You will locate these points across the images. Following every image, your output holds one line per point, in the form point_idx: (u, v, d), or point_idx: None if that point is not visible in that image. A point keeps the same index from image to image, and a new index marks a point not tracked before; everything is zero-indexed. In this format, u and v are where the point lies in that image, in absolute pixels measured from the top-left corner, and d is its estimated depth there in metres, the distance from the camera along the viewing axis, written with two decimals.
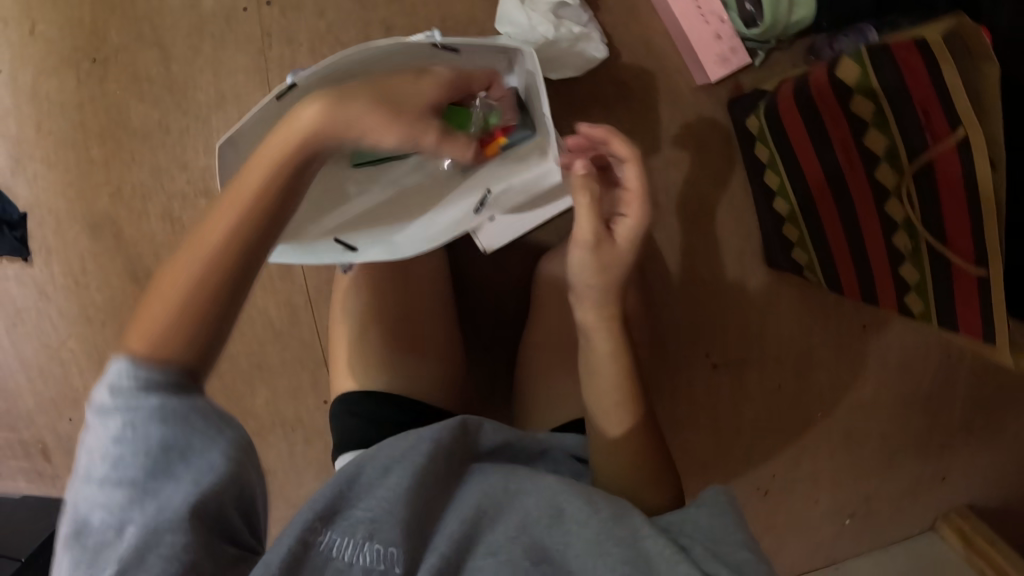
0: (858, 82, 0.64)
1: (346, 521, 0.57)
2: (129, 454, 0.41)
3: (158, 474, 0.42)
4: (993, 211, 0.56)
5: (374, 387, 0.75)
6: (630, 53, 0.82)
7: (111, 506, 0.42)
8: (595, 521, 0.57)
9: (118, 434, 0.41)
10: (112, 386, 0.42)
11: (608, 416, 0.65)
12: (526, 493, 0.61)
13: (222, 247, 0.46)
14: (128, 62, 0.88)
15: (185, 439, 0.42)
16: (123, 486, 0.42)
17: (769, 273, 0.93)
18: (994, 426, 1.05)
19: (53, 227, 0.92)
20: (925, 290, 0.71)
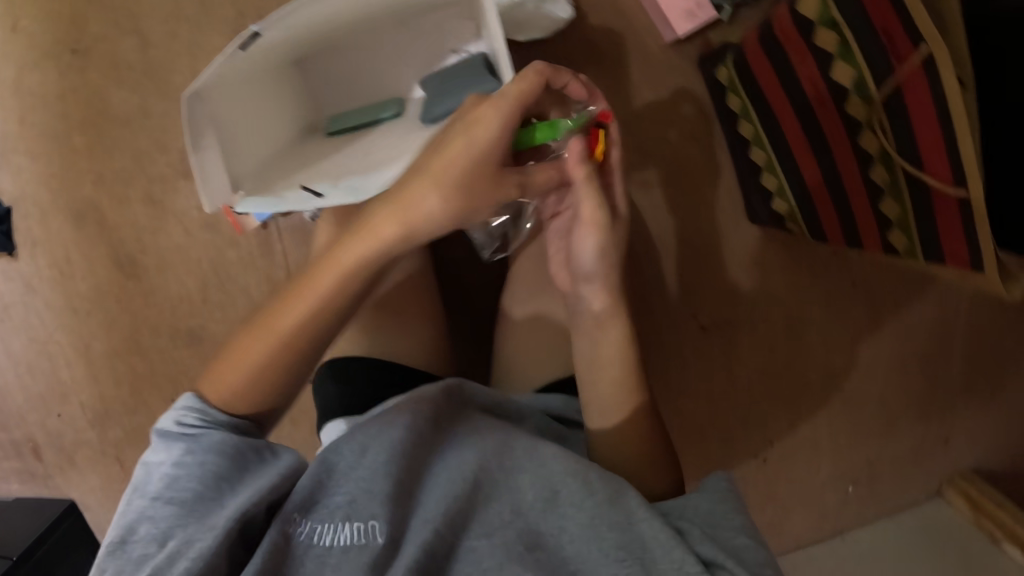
0: (819, 14, 0.64)
1: (326, 504, 0.55)
2: (186, 475, 0.53)
3: (209, 493, 0.52)
4: (965, 122, 0.55)
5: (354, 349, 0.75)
6: (596, 14, 0.83)
7: (159, 518, 0.51)
8: (590, 503, 0.55)
9: (178, 458, 0.53)
10: (178, 428, 0.55)
11: (609, 401, 0.64)
12: (521, 472, 0.58)
13: (313, 317, 0.56)
14: (107, 51, 0.89)
15: (235, 469, 0.54)
16: (173, 499, 0.52)
17: (751, 231, 0.92)
18: (994, 384, 1.03)
19: (37, 218, 0.93)
20: (908, 225, 0.70)
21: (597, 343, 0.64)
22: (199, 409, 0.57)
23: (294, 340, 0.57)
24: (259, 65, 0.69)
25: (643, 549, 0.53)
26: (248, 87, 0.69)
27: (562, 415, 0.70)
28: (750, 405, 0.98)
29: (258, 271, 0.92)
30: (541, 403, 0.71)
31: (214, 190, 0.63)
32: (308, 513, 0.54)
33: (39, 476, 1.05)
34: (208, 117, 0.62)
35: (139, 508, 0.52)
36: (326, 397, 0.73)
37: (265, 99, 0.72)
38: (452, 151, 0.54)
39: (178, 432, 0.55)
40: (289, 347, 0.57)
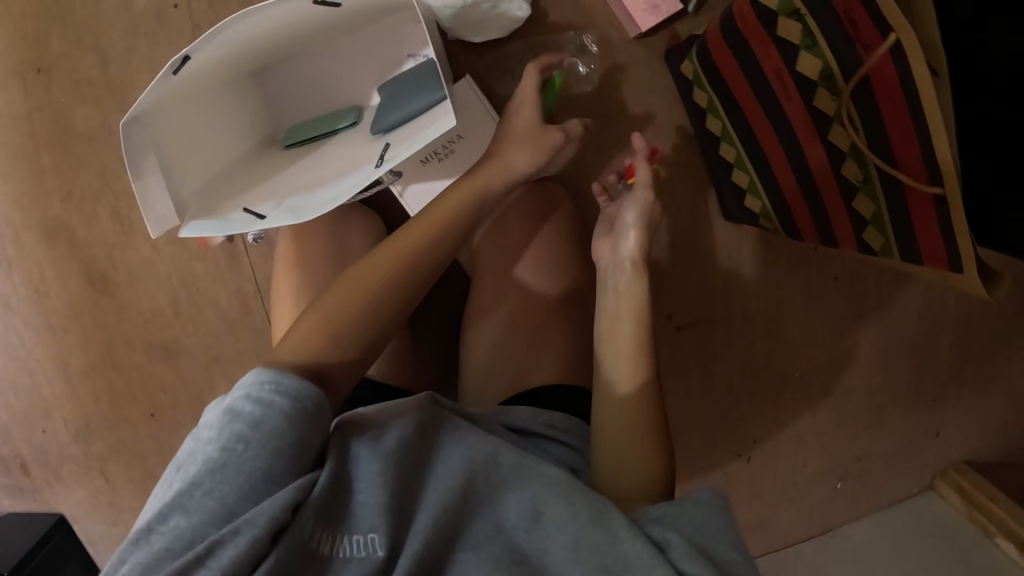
0: (782, 5, 0.62)
1: (343, 515, 0.54)
2: (231, 468, 0.50)
3: (248, 495, 0.50)
4: (939, 117, 0.53)
5: None
6: (558, 10, 0.81)
7: (192, 511, 0.49)
8: (574, 525, 0.55)
9: (226, 448, 0.51)
10: (238, 406, 0.52)
11: (620, 369, 0.65)
12: (508, 487, 0.58)
13: (372, 301, 0.61)
14: (67, 68, 0.88)
15: (276, 475, 0.51)
16: (212, 490, 0.50)
17: (729, 228, 0.89)
18: (987, 374, 1.00)
19: (11, 238, 0.93)
20: (883, 222, 0.68)
21: (617, 326, 0.67)
22: (266, 385, 0.53)
23: (343, 311, 0.60)
24: (203, 84, 0.68)
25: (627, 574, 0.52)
26: (194, 106, 0.68)
27: (526, 429, 0.66)
28: (733, 402, 0.95)
29: (228, 285, 0.92)
30: (504, 416, 0.67)
31: (159, 211, 0.63)
32: (319, 522, 0.52)
33: (28, 491, 1.06)
34: (145, 141, 0.62)
35: (176, 495, 0.50)
36: None
37: (217, 118, 0.72)
38: (517, 123, 0.70)
39: (237, 411, 0.52)
40: (341, 321, 0.59)
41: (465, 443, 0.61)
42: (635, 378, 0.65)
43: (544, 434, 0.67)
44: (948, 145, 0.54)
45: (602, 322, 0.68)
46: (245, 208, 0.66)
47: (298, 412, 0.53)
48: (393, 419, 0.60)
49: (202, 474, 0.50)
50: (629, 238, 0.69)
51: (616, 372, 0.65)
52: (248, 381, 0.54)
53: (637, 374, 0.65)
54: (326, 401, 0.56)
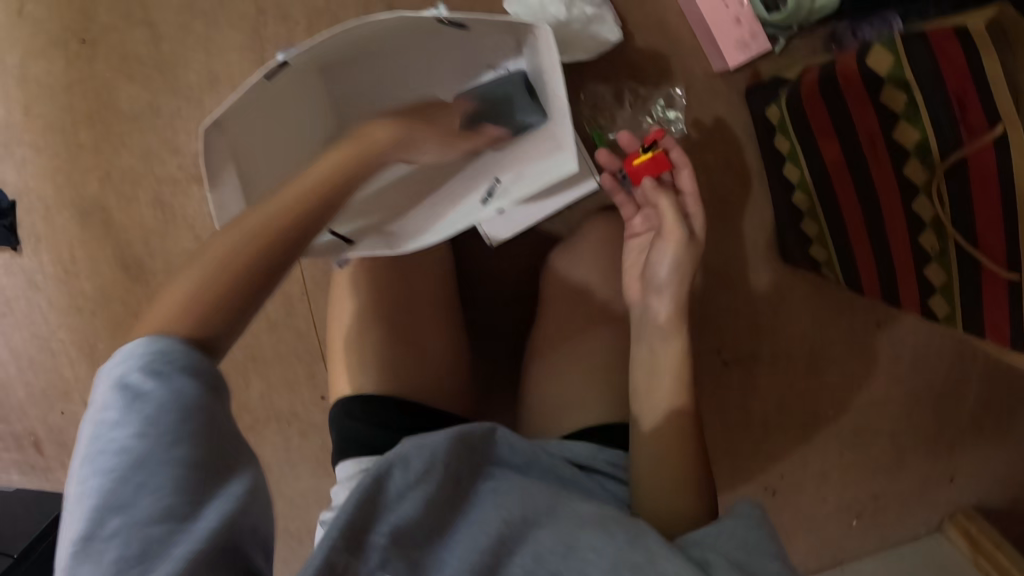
0: (891, 73, 0.60)
1: (365, 541, 0.51)
2: (155, 460, 0.37)
3: (185, 488, 0.37)
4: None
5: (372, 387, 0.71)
6: (644, 37, 0.79)
7: (134, 511, 0.36)
8: (610, 549, 0.53)
9: (143, 434, 0.37)
10: (135, 386, 0.38)
11: (643, 403, 0.65)
12: (543, 524, 0.56)
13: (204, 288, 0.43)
14: (116, 42, 0.83)
15: (205, 466, 0.38)
16: (137, 476, 0.36)
17: (784, 269, 0.90)
18: (1007, 425, 1.03)
19: (42, 214, 0.89)
20: (952, 292, 0.67)
21: (653, 365, 0.65)
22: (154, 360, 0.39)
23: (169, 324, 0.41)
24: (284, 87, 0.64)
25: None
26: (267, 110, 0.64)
27: (586, 464, 0.66)
28: (764, 437, 0.97)
29: None
30: (566, 450, 0.67)
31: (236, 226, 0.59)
32: (350, 552, 0.50)
33: (40, 470, 1.04)
34: (223, 149, 0.59)
35: (96, 512, 0.36)
36: (343, 430, 0.70)
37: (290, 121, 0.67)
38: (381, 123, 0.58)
39: (134, 399, 0.38)
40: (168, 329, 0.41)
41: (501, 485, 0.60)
42: (664, 408, 0.63)
43: (605, 471, 0.66)
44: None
45: (636, 376, 0.66)
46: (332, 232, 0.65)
47: (198, 382, 0.40)
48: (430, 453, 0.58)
49: (124, 473, 0.36)
50: (662, 300, 0.66)
51: (637, 408, 0.65)
52: (133, 352, 0.40)
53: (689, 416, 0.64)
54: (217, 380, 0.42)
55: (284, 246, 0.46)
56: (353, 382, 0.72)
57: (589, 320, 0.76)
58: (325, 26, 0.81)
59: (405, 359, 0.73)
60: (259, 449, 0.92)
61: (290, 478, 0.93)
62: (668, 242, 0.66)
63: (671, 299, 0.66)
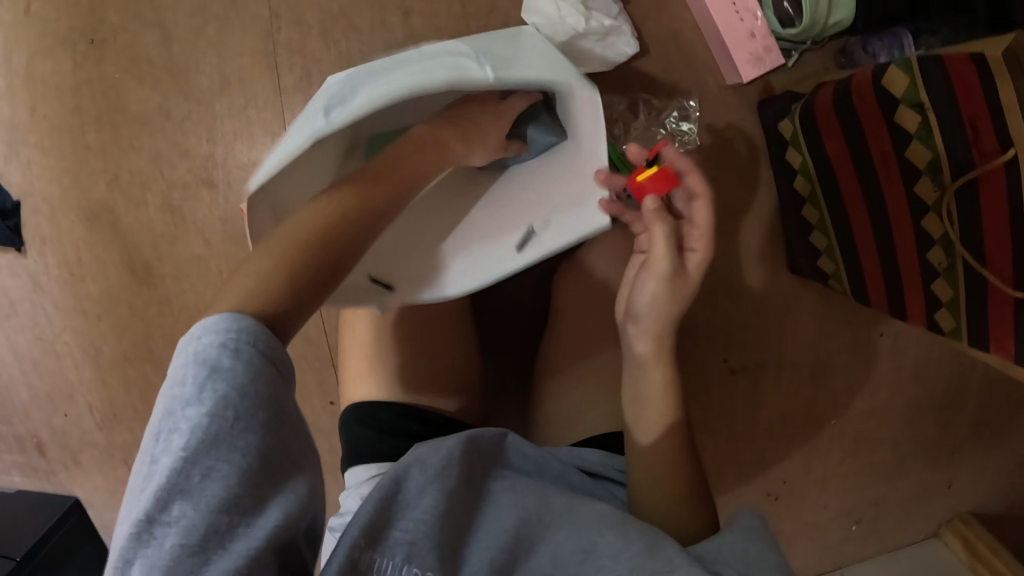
0: (905, 94, 0.61)
1: (386, 538, 0.52)
2: (227, 443, 0.35)
3: (249, 480, 0.36)
4: None
5: (382, 395, 0.71)
6: (658, 49, 0.80)
7: (200, 495, 0.35)
8: (627, 555, 0.53)
9: (217, 421, 0.35)
10: (211, 363, 0.36)
11: (643, 421, 0.63)
12: (559, 525, 0.57)
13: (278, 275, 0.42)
14: (126, 43, 0.82)
15: (271, 463, 0.37)
16: (208, 465, 0.35)
17: (791, 279, 0.91)
18: (1004, 433, 1.05)
19: (48, 216, 0.88)
20: (958, 307, 0.68)
21: (640, 383, 0.65)
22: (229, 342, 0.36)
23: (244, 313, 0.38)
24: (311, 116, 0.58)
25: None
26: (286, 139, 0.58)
27: (597, 472, 0.67)
28: (769, 444, 0.98)
29: None
30: (576, 457, 0.67)
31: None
32: (372, 546, 0.51)
33: (42, 472, 1.03)
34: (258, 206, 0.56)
35: (159, 495, 0.35)
36: (354, 438, 0.70)
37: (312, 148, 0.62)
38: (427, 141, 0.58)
39: (207, 379, 0.35)
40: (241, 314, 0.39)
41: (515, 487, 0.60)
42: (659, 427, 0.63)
43: (614, 478, 0.67)
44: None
45: (628, 403, 0.65)
46: (370, 276, 0.62)
47: (272, 370, 0.37)
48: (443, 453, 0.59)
49: (193, 460, 0.35)
50: (640, 342, 0.64)
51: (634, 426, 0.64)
52: (210, 327, 0.37)
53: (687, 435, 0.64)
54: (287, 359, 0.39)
55: (342, 248, 0.46)
56: (365, 391, 0.72)
57: (600, 331, 0.76)
58: (340, 31, 0.81)
59: (416, 369, 0.73)
60: None
61: None
62: (651, 274, 0.61)
63: (650, 331, 0.64)
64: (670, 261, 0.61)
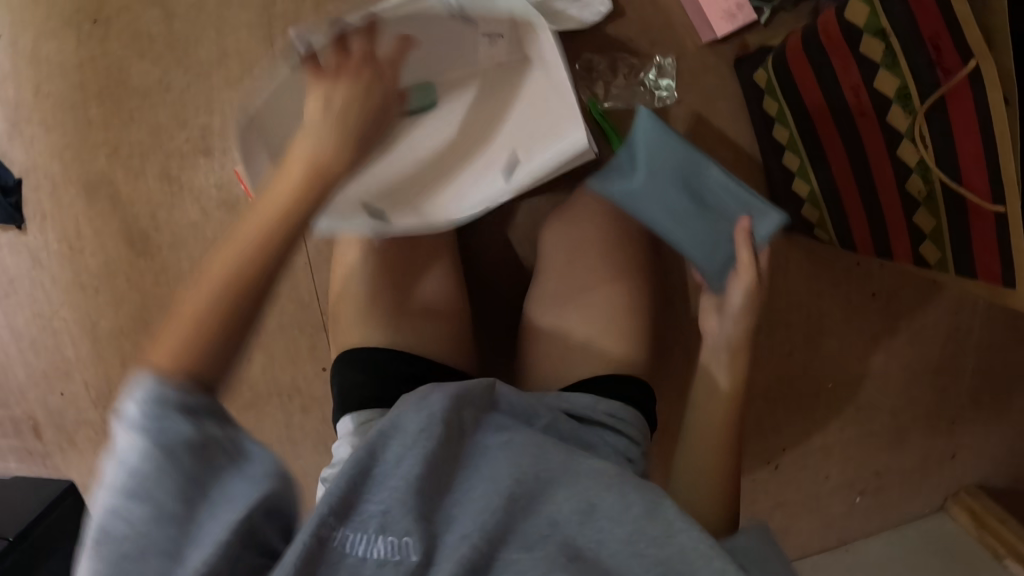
0: (868, 24, 0.65)
1: (359, 511, 0.51)
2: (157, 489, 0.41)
3: (185, 504, 0.42)
4: (1009, 143, 0.57)
5: (368, 342, 0.70)
6: (636, 9, 0.82)
7: (136, 518, 0.41)
8: (628, 517, 0.51)
9: (135, 477, 0.41)
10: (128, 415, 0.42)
11: (711, 416, 0.67)
12: (558, 483, 0.54)
13: (218, 302, 0.45)
14: (126, 20, 0.86)
15: (213, 481, 0.43)
16: (145, 512, 0.41)
17: (779, 237, 0.91)
18: (1007, 400, 1.03)
19: (49, 191, 0.91)
20: (942, 238, 0.69)
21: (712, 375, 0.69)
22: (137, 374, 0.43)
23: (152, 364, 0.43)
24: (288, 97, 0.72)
25: (685, 566, 0.49)
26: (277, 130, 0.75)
27: (585, 416, 0.65)
28: (766, 409, 0.97)
29: None
30: (565, 402, 0.66)
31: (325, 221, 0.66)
32: (340, 518, 0.50)
33: (38, 456, 1.02)
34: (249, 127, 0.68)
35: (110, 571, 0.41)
36: (345, 384, 0.69)
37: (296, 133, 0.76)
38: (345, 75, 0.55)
39: (121, 432, 0.42)
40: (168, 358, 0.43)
41: (512, 446, 0.57)
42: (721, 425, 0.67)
43: (603, 423, 0.66)
44: (1014, 165, 0.57)
45: (698, 360, 0.71)
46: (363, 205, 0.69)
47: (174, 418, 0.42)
48: (426, 415, 0.56)
49: (123, 506, 0.41)
50: (732, 308, 0.68)
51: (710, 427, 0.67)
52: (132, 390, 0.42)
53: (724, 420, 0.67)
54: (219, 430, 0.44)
55: (285, 237, 0.48)
56: (355, 341, 0.71)
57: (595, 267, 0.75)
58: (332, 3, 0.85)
59: (409, 317, 0.72)
60: (260, 425, 0.92)
61: (292, 455, 0.93)
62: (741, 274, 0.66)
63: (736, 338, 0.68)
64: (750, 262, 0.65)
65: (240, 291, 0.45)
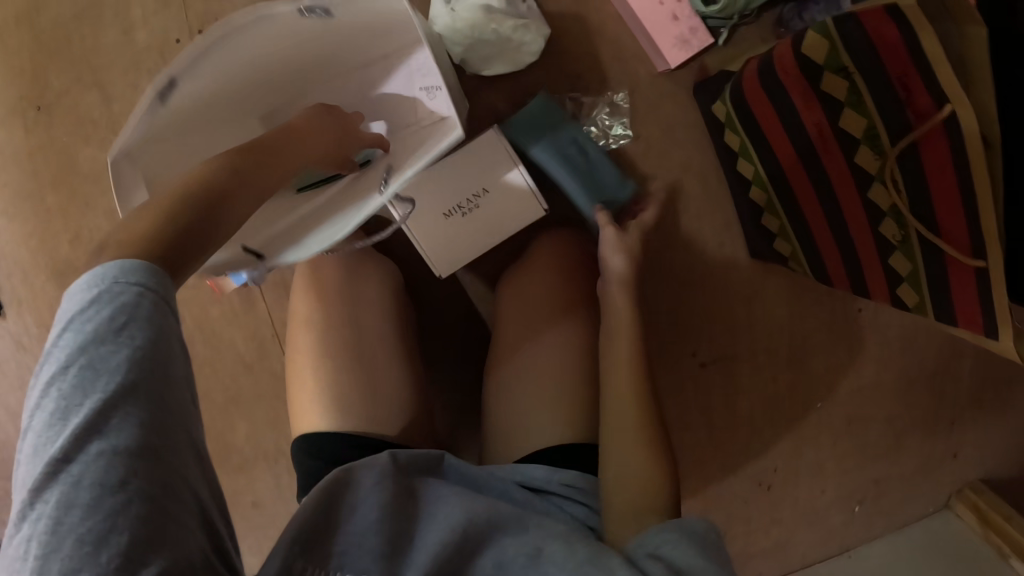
0: (828, 60, 0.60)
1: (326, 550, 0.53)
2: (142, 415, 0.42)
3: (160, 452, 0.42)
4: (990, 195, 0.51)
5: (319, 428, 0.68)
6: (579, 45, 0.79)
7: (115, 436, 0.41)
8: (568, 567, 0.51)
9: (119, 399, 0.41)
10: (125, 308, 0.41)
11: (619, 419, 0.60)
12: (507, 533, 0.55)
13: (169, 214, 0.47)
14: (70, 106, 0.87)
15: (185, 442, 0.44)
16: (122, 441, 0.41)
17: (755, 262, 0.87)
18: (1011, 394, 0.98)
19: (21, 278, 0.91)
20: (919, 282, 0.65)
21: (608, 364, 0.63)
22: (108, 275, 0.42)
23: (125, 256, 0.43)
24: (221, 88, 0.64)
25: None
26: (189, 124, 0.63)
27: (540, 488, 0.63)
28: (753, 430, 0.94)
29: (244, 330, 0.88)
30: (518, 472, 0.63)
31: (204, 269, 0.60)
32: (306, 555, 0.52)
33: None
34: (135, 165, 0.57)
35: (92, 495, 0.39)
36: (303, 472, 0.67)
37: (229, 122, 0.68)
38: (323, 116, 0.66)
39: (96, 347, 0.41)
40: (128, 253, 0.44)
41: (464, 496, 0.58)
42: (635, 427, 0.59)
43: (559, 493, 0.63)
44: (995, 219, 0.52)
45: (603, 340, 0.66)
46: (243, 247, 0.63)
47: (155, 364, 0.42)
48: (373, 473, 0.58)
49: (98, 428, 0.40)
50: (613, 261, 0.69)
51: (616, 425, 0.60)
52: (107, 273, 0.42)
53: (632, 377, 0.61)
54: (188, 415, 0.45)
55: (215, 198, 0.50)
56: (309, 425, 0.69)
57: (540, 309, 0.74)
58: None
59: (362, 388, 0.70)
60: (250, 490, 0.93)
61: (283, 515, 0.93)
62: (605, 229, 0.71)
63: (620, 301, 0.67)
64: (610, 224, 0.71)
65: (187, 216, 0.48)
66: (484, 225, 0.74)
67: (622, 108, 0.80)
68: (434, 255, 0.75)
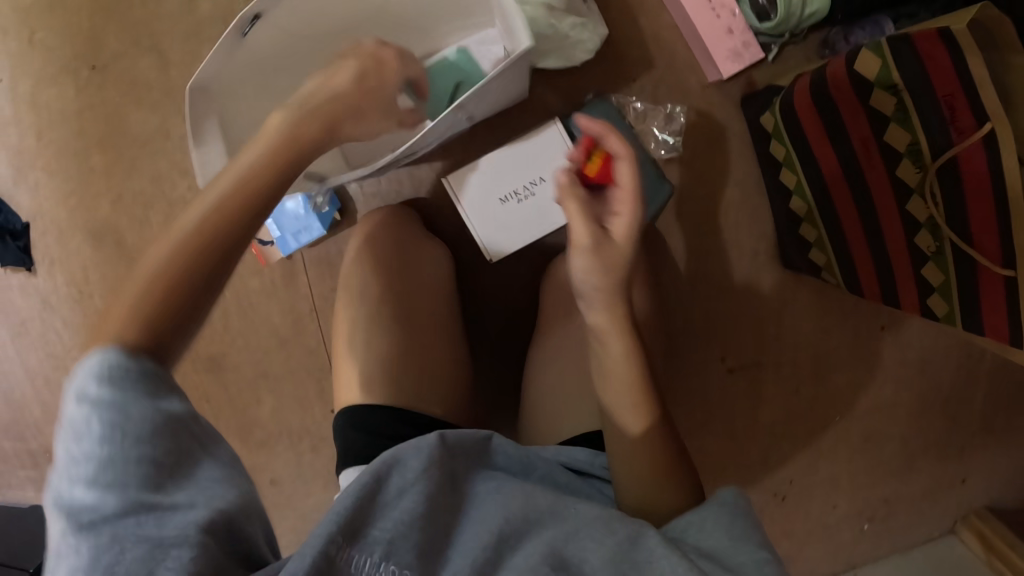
0: (879, 77, 0.62)
1: (365, 535, 0.50)
2: (123, 467, 0.40)
3: (151, 495, 0.40)
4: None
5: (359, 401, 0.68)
6: (634, 49, 0.83)
7: (102, 506, 0.40)
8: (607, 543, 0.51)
9: (96, 470, 0.40)
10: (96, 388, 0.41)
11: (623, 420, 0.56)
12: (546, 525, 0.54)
13: (168, 258, 0.46)
14: (125, 69, 0.88)
15: (175, 462, 0.42)
16: (111, 498, 0.40)
17: (785, 273, 0.90)
18: (1018, 423, 1.01)
19: (55, 236, 0.91)
20: (950, 293, 0.67)
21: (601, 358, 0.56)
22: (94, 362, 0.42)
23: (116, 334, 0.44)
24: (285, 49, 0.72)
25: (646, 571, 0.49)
26: (257, 69, 0.72)
27: (583, 470, 0.63)
28: (771, 441, 0.96)
29: (281, 304, 0.88)
30: (562, 454, 0.64)
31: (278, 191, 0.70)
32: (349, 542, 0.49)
33: None
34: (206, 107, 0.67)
35: (90, 559, 0.39)
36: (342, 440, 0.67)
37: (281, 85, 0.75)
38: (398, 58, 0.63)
39: (72, 435, 0.41)
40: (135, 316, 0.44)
41: (502, 490, 0.57)
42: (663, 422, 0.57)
43: (602, 476, 0.63)
44: None
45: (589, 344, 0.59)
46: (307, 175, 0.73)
47: (131, 429, 0.41)
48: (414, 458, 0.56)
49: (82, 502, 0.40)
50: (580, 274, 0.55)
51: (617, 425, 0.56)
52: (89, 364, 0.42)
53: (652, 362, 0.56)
54: (192, 447, 0.44)
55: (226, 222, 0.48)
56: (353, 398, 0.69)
57: None
58: None
59: (410, 365, 0.71)
60: (270, 467, 0.92)
61: (302, 493, 0.92)
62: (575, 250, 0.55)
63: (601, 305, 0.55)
64: (591, 233, 0.55)
65: (202, 267, 0.46)
66: (533, 215, 0.79)
67: (677, 122, 0.84)
68: (484, 238, 0.79)
